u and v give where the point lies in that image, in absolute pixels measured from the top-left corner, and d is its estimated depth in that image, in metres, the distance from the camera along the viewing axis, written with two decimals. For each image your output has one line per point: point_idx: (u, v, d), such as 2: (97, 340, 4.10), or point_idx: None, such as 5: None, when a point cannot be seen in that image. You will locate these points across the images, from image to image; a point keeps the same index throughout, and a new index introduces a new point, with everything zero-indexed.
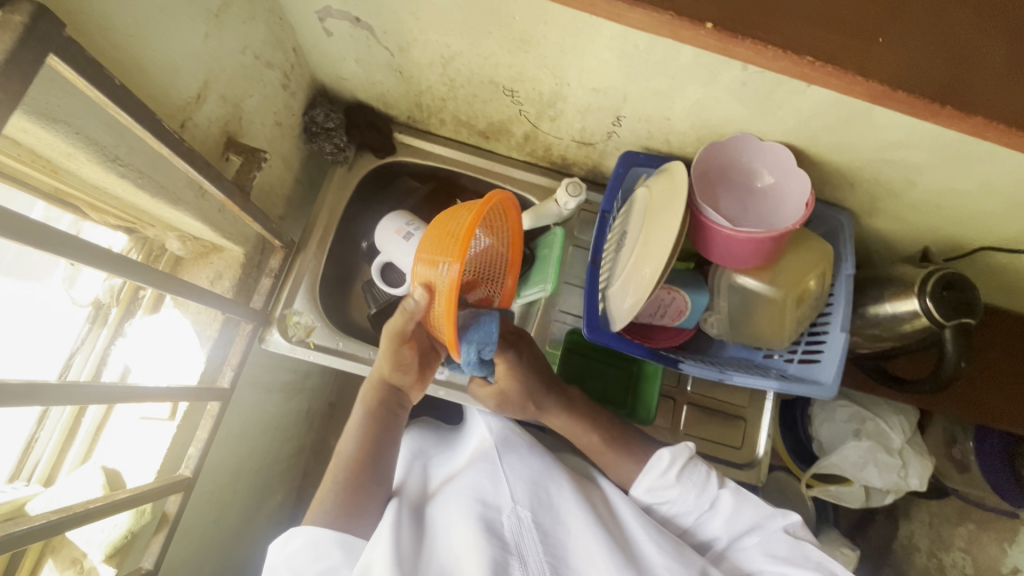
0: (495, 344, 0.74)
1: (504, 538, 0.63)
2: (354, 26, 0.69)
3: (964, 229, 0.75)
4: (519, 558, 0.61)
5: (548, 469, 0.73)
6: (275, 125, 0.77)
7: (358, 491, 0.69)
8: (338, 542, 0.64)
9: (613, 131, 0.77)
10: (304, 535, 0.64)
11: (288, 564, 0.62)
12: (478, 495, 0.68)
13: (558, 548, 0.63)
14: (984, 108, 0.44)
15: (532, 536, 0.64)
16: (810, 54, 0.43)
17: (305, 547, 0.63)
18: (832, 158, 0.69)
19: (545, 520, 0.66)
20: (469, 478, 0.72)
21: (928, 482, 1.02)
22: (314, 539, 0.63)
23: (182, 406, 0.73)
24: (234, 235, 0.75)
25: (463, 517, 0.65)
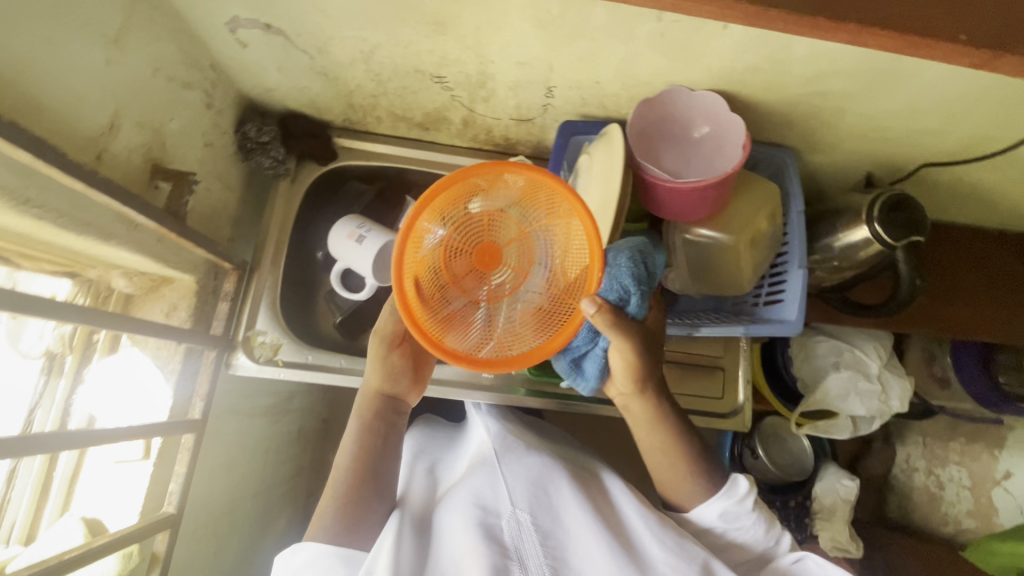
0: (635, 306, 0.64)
1: (504, 543, 0.62)
2: (266, 32, 0.68)
3: (903, 149, 0.76)
4: (520, 563, 0.60)
5: (546, 470, 0.72)
6: (205, 145, 0.75)
7: (363, 514, 0.68)
8: (342, 557, 0.63)
9: (547, 104, 0.77)
10: (303, 550, 0.64)
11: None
12: (478, 501, 0.66)
13: (558, 549, 0.63)
14: (852, 13, 0.46)
15: (532, 538, 0.63)
16: None
17: (306, 561, 0.63)
18: (763, 98, 0.70)
19: (545, 520, 0.65)
20: (469, 485, 0.70)
21: (908, 402, 1.05)
22: (314, 555, 0.63)
23: (155, 444, 0.72)
24: (181, 264, 0.73)
25: (462, 525, 0.64)
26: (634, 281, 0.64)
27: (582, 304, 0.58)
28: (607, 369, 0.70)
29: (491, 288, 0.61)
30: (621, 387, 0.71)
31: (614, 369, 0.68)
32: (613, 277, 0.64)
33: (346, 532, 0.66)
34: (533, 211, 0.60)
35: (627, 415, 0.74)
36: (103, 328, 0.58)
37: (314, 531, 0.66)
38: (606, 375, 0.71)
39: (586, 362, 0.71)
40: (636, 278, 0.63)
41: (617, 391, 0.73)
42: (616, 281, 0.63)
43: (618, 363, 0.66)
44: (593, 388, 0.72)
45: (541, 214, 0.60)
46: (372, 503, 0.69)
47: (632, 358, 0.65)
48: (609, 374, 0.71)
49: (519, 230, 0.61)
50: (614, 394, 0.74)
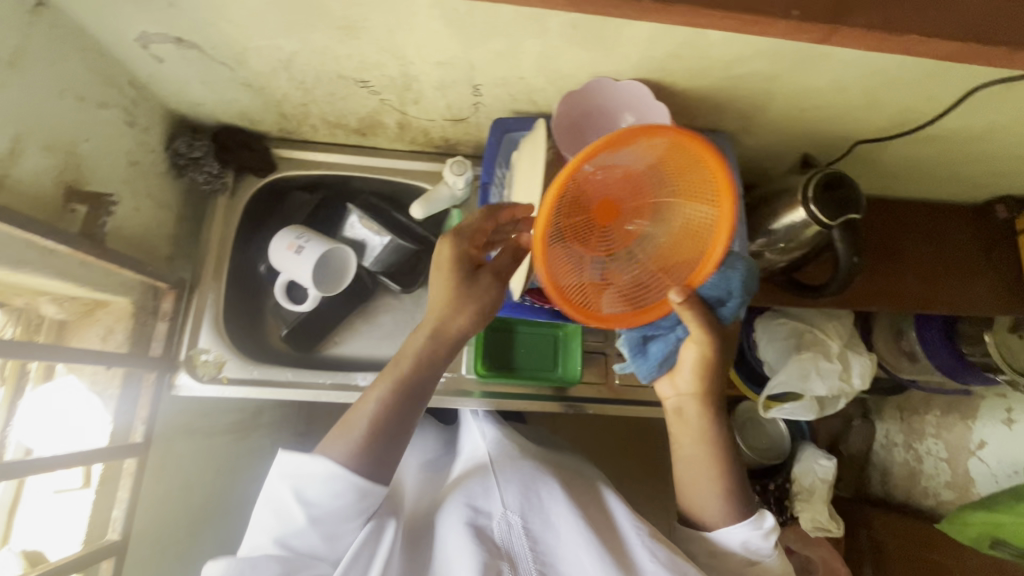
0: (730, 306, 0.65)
1: (493, 543, 0.65)
2: (179, 46, 0.67)
3: (837, 127, 0.76)
4: (510, 564, 0.64)
5: (539, 472, 0.75)
6: (130, 164, 0.74)
7: (381, 449, 0.63)
8: (356, 488, 0.60)
9: (477, 102, 0.76)
10: (322, 466, 0.59)
11: (298, 489, 0.60)
12: (468, 499, 0.70)
13: (546, 554, 0.65)
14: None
15: (522, 542, 0.66)
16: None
17: (320, 479, 0.59)
18: (690, 85, 0.69)
19: (535, 523, 0.68)
20: (463, 486, 0.73)
21: (869, 379, 1.05)
22: (332, 472, 0.59)
23: (96, 471, 0.71)
24: (114, 286, 0.72)
25: (453, 523, 0.67)
26: (739, 284, 0.64)
27: (673, 292, 0.57)
28: (671, 356, 0.70)
29: (607, 254, 0.58)
30: (682, 387, 0.71)
31: (684, 362, 0.69)
32: (725, 276, 0.64)
33: (365, 462, 0.61)
34: (665, 181, 0.56)
35: (675, 423, 0.72)
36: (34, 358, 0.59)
37: (332, 448, 0.62)
38: (668, 361, 0.71)
39: (652, 342, 0.72)
40: (743, 283, 0.64)
41: (673, 390, 0.72)
42: (726, 282, 0.64)
43: (690, 357, 0.68)
44: (650, 370, 0.72)
45: (672, 186, 0.56)
46: (396, 445, 0.64)
47: (709, 352, 0.66)
48: (671, 362, 0.71)
49: (643, 202, 0.57)
50: (665, 394, 0.73)
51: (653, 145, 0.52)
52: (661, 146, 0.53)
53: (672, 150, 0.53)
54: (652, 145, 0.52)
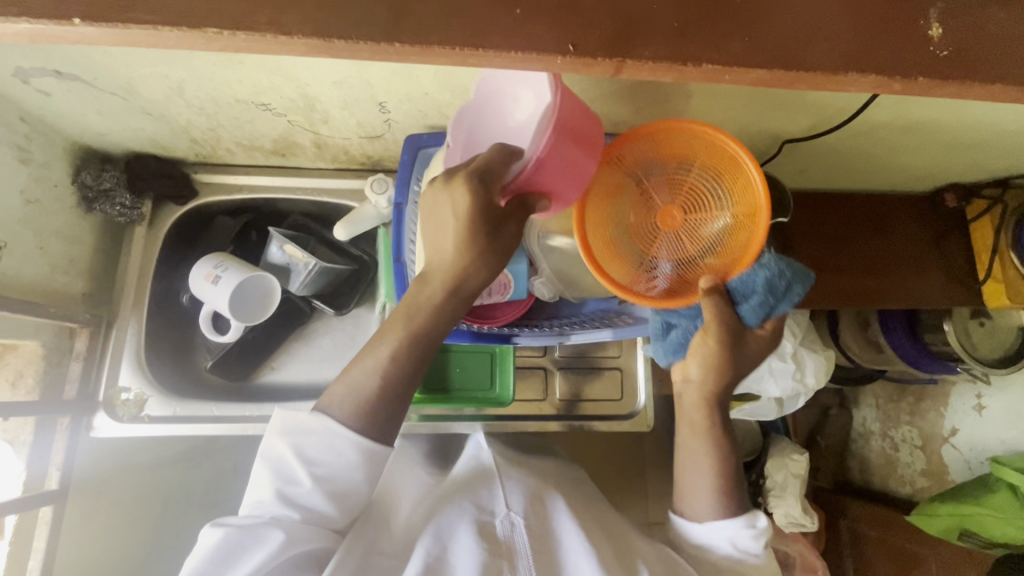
0: (749, 308, 0.61)
1: (497, 540, 0.62)
2: (61, 79, 0.64)
3: (763, 127, 0.73)
4: (510, 562, 0.59)
5: (545, 487, 0.73)
6: (27, 202, 0.71)
7: (386, 414, 0.58)
8: (357, 447, 0.56)
9: (388, 119, 0.73)
10: (321, 425, 0.57)
11: (298, 448, 0.57)
12: (476, 499, 0.68)
13: (547, 558, 0.61)
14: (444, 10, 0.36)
15: (524, 541, 0.62)
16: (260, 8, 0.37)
17: (319, 435, 0.56)
18: (601, 92, 0.66)
19: (538, 527, 0.65)
20: (469, 490, 0.70)
21: (824, 377, 1.03)
22: (330, 431, 0.56)
23: (9, 522, 0.69)
24: (17, 330, 0.69)
25: (459, 517, 0.64)
26: (766, 282, 0.59)
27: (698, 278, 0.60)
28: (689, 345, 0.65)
29: (664, 253, 0.66)
30: (691, 376, 0.65)
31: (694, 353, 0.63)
32: (749, 274, 0.60)
33: (366, 421, 0.57)
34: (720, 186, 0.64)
35: (677, 409, 0.68)
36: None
37: (327, 405, 0.59)
38: (678, 347, 0.66)
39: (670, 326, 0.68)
40: (770, 283, 0.59)
41: (681, 377, 0.66)
42: (751, 278, 0.59)
43: (699, 348, 0.62)
44: (665, 353, 0.67)
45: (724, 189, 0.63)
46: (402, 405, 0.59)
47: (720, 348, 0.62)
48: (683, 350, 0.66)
49: (700, 206, 0.65)
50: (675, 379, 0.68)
51: (698, 147, 0.64)
52: (704, 148, 0.63)
53: (704, 150, 0.63)
54: (683, 147, 0.64)
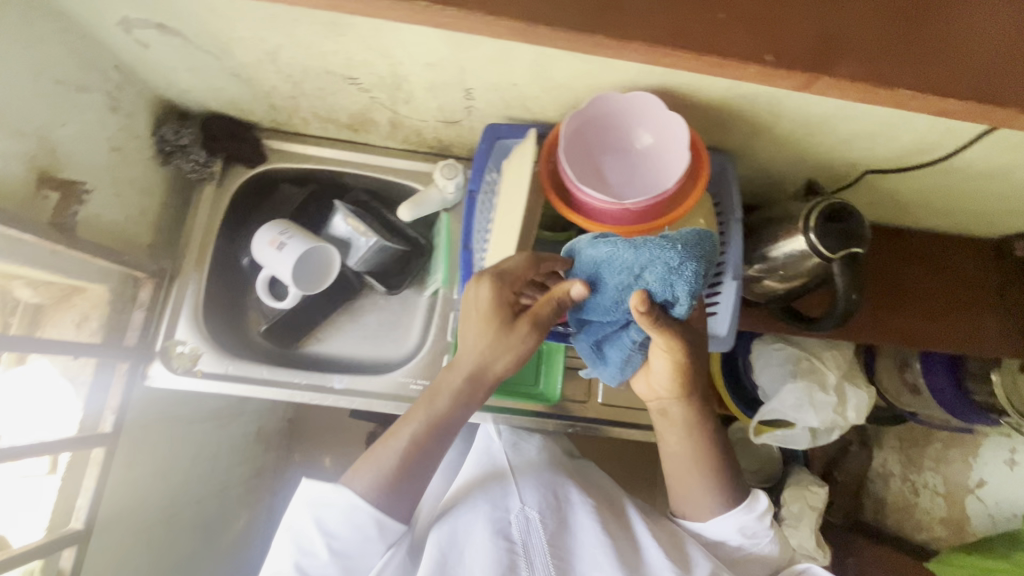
0: (680, 305, 0.54)
1: (512, 539, 0.65)
2: (162, 33, 0.65)
3: (846, 155, 0.72)
4: (527, 559, 0.64)
5: (557, 477, 0.75)
6: (113, 150, 0.72)
7: (414, 482, 0.65)
8: (373, 520, 0.62)
9: (470, 106, 0.73)
10: (344, 499, 0.62)
11: (321, 521, 0.62)
12: (490, 498, 0.70)
13: (564, 552, 0.65)
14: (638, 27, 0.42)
15: (540, 537, 0.65)
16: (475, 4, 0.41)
17: (340, 511, 0.62)
18: (692, 104, 0.65)
19: (553, 523, 0.67)
20: (484, 484, 0.73)
21: (865, 414, 1.02)
22: (353, 506, 0.62)
23: (63, 458, 0.70)
24: (87, 273, 0.71)
25: (477, 518, 0.68)
26: (688, 291, 0.53)
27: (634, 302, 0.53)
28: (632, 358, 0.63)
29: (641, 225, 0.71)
30: (659, 389, 0.68)
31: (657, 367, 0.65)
32: (666, 276, 0.52)
33: (380, 497, 0.63)
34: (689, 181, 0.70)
35: (659, 420, 0.71)
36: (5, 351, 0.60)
37: (352, 481, 0.64)
38: (630, 366, 0.64)
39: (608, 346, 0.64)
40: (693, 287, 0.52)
41: (654, 388, 0.69)
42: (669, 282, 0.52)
43: (663, 363, 0.64)
44: (613, 376, 0.65)
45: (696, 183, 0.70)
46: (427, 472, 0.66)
47: (681, 352, 0.61)
48: (635, 363, 0.64)
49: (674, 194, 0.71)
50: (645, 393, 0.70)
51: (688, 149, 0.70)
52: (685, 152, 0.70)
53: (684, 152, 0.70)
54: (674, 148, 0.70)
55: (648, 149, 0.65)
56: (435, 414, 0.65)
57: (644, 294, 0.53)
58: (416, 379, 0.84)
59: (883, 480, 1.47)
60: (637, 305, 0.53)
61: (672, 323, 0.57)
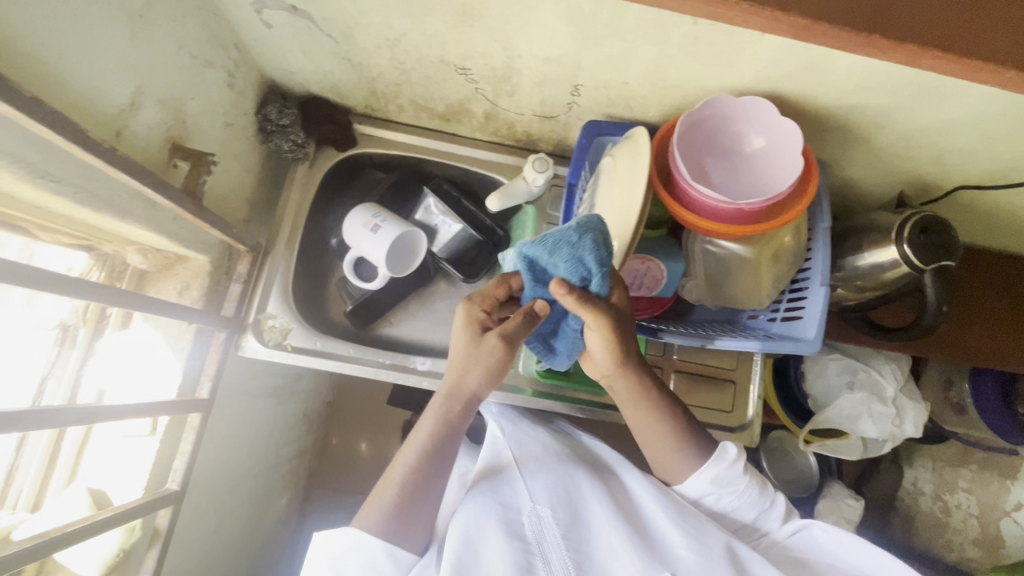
0: (595, 284, 0.59)
1: (526, 538, 0.65)
2: (292, 15, 0.66)
3: (938, 170, 0.73)
4: (543, 557, 0.63)
5: (564, 467, 0.74)
6: (226, 126, 0.74)
7: (419, 505, 0.66)
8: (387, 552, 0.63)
9: (573, 102, 0.75)
10: (351, 538, 0.62)
11: (334, 563, 0.61)
12: (496, 495, 0.69)
13: (581, 544, 0.65)
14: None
15: (554, 534, 0.65)
16: None
17: (351, 551, 0.62)
18: (800, 111, 0.67)
19: (564, 516, 0.67)
20: (486, 480, 0.72)
21: (922, 428, 1.03)
22: (362, 544, 0.62)
23: (162, 421, 0.73)
24: (196, 243, 0.73)
25: (483, 516, 0.66)
26: (597, 260, 0.57)
27: (552, 286, 0.58)
28: (576, 346, 0.70)
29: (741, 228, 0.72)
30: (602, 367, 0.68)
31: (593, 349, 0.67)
32: (575, 258, 0.57)
33: (386, 525, 0.64)
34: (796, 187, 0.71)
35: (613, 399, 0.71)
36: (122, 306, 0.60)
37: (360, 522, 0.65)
38: (576, 348, 0.71)
39: (557, 340, 0.72)
40: (597, 266, 0.56)
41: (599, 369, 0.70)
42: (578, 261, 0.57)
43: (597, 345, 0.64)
44: (563, 363, 0.74)
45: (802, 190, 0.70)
46: (432, 488, 0.67)
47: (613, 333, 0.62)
48: (581, 349, 0.71)
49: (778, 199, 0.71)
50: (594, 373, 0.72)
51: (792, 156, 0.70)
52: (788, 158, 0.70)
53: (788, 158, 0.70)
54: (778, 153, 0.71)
55: (760, 152, 0.67)
56: (424, 436, 0.67)
57: (559, 282, 0.58)
58: None
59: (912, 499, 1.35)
60: (558, 292, 0.58)
61: (595, 309, 0.60)
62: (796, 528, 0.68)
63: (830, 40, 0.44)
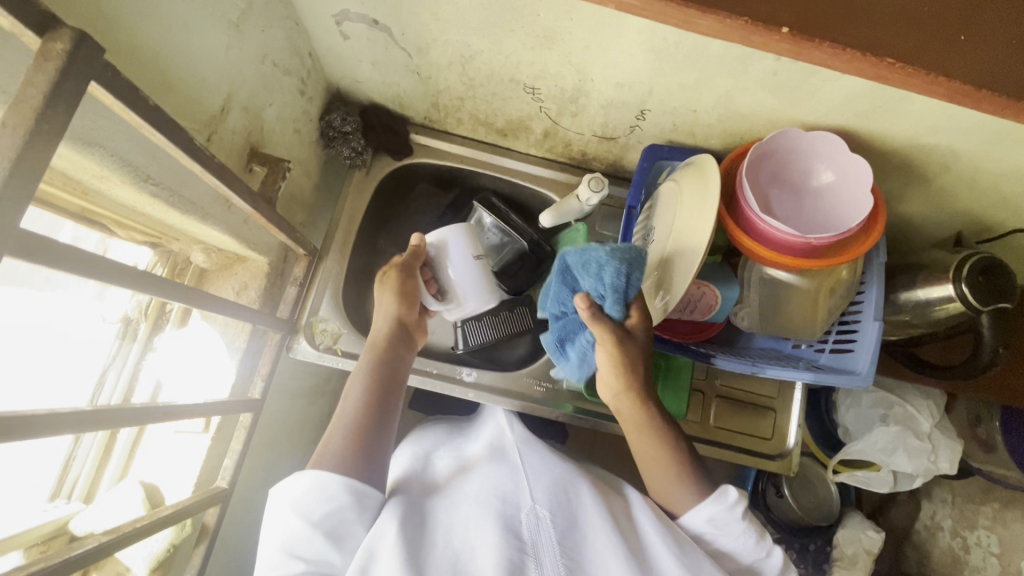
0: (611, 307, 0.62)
1: (522, 537, 0.60)
2: (371, 28, 0.67)
3: (998, 211, 0.73)
4: (535, 559, 0.58)
5: (569, 475, 0.70)
6: (294, 132, 0.76)
7: (359, 450, 0.63)
8: (347, 490, 0.60)
9: (636, 126, 0.76)
10: (309, 477, 0.60)
11: (294, 508, 0.58)
12: (499, 493, 0.65)
13: (575, 551, 0.59)
14: (893, 51, 0.43)
15: (550, 538, 0.60)
16: (748, 15, 0.42)
17: (310, 490, 0.59)
18: (867, 148, 0.67)
19: (563, 521, 0.62)
20: (489, 480, 0.67)
21: (957, 464, 1.01)
22: (320, 482, 0.59)
23: (216, 419, 0.73)
24: (259, 245, 0.74)
25: (482, 513, 0.62)
26: (616, 287, 0.60)
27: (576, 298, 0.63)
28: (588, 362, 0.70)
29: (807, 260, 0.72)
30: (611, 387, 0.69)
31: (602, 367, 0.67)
32: (597, 277, 0.61)
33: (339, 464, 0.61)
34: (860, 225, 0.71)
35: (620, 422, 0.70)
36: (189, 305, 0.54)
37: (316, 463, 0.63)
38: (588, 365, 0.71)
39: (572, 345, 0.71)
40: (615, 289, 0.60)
41: (607, 390, 0.70)
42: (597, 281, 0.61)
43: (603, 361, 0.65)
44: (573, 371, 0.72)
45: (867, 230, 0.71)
46: (374, 435, 0.65)
47: (620, 354, 0.63)
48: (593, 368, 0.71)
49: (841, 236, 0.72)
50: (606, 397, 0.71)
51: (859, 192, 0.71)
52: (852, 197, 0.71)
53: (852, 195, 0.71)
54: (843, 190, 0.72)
55: (827, 186, 0.68)
56: (364, 381, 0.68)
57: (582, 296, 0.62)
58: (540, 381, 0.88)
59: (930, 534, 1.25)
60: (577, 306, 0.63)
61: (603, 329, 0.62)
62: None
63: (982, 106, 0.44)
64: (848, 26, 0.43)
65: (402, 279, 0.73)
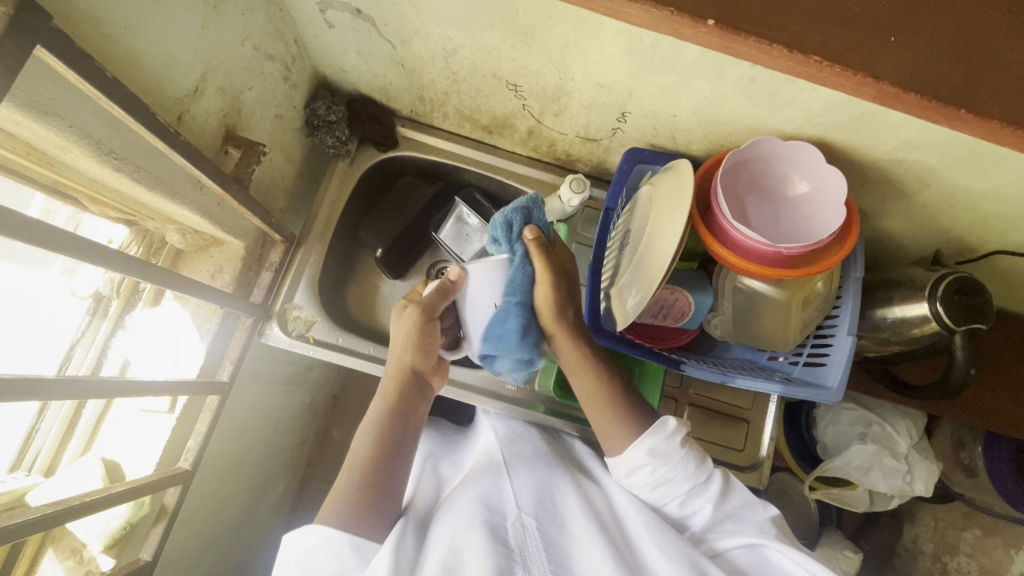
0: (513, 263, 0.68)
1: (508, 544, 0.59)
2: (355, 17, 0.67)
3: (981, 230, 0.72)
4: (523, 565, 0.58)
5: (553, 475, 0.70)
6: (276, 117, 0.76)
7: (382, 495, 0.65)
8: (355, 551, 0.59)
9: (618, 128, 0.76)
10: (318, 535, 0.60)
11: (299, 563, 0.58)
12: (483, 498, 0.64)
13: (563, 557, 0.59)
14: (822, 47, 0.42)
15: (537, 545, 0.60)
16: (674, 5, 0.41)
17: (317, 548, 0.59)
18: (845, 161, 0.67)
19: (549, 527, 0.62)
20: (474, 484, 0.67)
21: (933, 487, 1.01)
22: (329, 541, 0.59)
23: (182, 400, 0.73)
24: (235, 228, 0.74)
25: (467, 517, 0.61)
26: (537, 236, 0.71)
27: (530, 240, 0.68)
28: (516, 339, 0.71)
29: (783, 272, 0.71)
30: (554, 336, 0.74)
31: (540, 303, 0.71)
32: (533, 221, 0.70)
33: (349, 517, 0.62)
34: None
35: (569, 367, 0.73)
36: (152, 283, 0.56)
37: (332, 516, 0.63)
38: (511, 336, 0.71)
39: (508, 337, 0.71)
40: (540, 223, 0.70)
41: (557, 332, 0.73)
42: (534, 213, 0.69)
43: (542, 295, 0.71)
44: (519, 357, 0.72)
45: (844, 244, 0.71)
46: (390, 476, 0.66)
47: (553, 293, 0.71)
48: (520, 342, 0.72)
49: None
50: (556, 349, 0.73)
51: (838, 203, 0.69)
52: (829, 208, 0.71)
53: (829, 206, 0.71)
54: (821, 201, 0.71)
55: (803, 197, 0.67)
56: (376, 424, 0.68)
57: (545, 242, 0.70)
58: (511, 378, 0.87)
59: (911, 558, 1.23)
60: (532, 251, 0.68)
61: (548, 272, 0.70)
62: (754, 551, 0.62)
63: (915, 110, 0.44)
64: (777, 22, 0.42)
65: (424, 321, 0.68)
